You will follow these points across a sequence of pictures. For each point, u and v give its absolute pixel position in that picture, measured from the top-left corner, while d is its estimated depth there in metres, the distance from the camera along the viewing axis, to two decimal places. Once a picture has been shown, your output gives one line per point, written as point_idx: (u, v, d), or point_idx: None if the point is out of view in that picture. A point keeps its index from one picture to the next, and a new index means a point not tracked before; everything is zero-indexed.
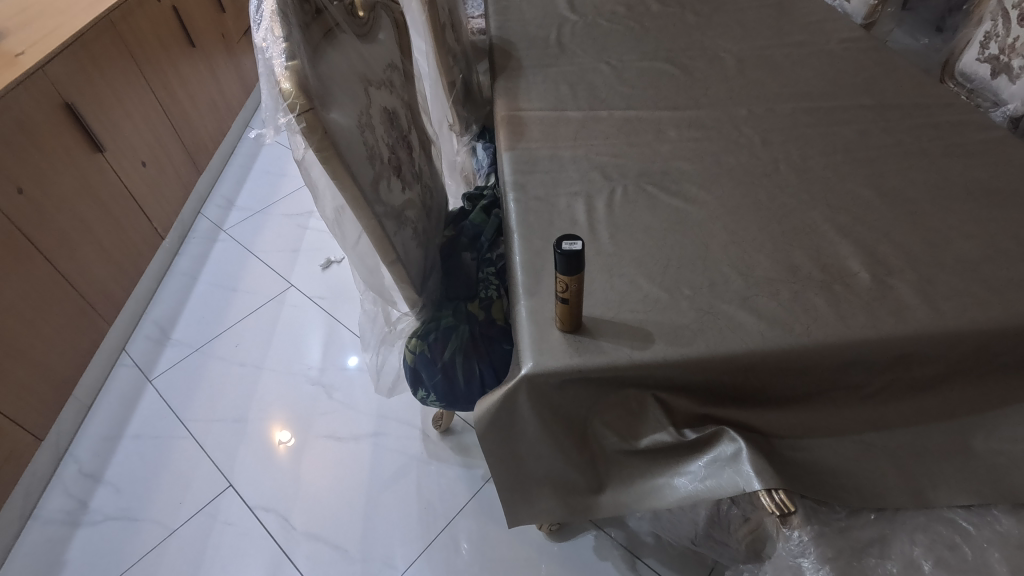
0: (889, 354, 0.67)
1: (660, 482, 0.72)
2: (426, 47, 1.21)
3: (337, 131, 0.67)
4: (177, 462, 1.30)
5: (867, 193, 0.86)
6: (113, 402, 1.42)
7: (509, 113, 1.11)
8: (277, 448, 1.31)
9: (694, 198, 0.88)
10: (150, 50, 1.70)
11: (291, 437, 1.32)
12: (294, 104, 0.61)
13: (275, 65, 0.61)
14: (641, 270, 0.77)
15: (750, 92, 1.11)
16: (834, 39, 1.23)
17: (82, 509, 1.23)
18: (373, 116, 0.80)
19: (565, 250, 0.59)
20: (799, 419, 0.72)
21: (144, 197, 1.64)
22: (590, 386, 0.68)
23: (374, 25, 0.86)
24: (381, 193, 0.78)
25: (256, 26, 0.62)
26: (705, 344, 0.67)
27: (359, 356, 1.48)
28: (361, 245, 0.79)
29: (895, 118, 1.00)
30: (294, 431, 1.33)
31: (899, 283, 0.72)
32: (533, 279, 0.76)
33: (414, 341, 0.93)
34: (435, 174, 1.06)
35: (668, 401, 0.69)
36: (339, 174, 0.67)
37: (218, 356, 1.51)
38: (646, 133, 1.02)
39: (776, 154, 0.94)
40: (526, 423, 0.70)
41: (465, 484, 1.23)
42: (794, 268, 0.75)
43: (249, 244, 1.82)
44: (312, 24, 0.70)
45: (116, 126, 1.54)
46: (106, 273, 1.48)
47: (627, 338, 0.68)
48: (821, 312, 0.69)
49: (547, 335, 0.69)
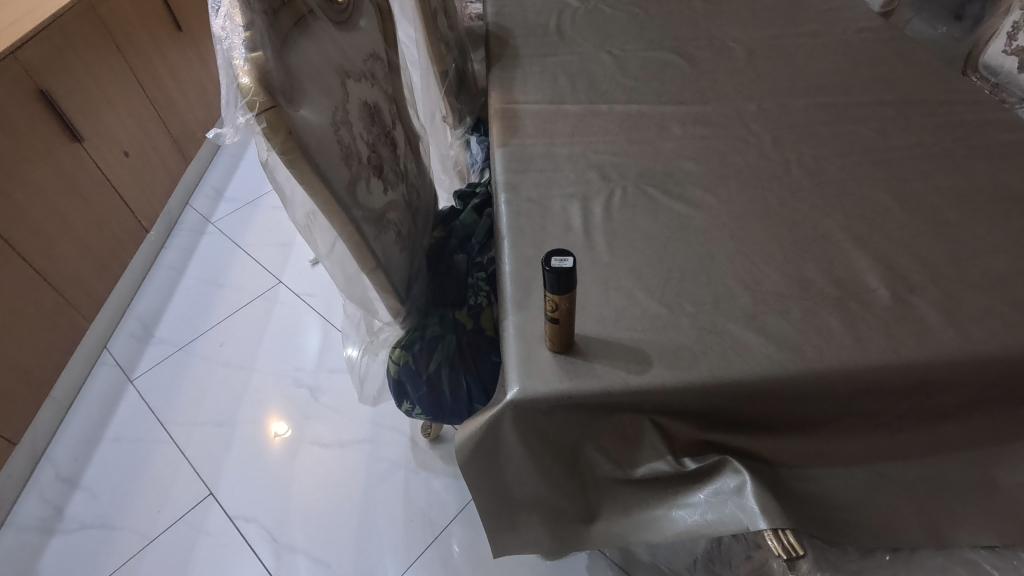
0: (908, 382, 0.61)
1: (657, 514, 0.67)
2: (416, 33, 1.14)
3: (306, 130, 0.61)
4: (158, 466, 1.26)
5: (886, 199, 0.79)
6: (93, 402, 1.38)
7: (504, 106, 1.05)
8: (272, 440, 1.28)
9: (698, 202, 0.81)
10: (134, 35, 1.63)
11: (287, 429, 1.30)
12: (253, 102, 0.54)
13: (235, 57, 0.55)
14: (639, 282, 0.71)
15: (760, 85, 1.04)
16: (851, 29, 1.16)
17: (58, 517, 1.18)
18: (350, 111, 0.73)
19: (555, 268, 0.54)
20: (807, 446, 0.67)
21: (127, 189, 1.58)
22: (580, 412, 0.63)
23: (355, 11, 0.79)
24: (359, 196, 0.71)
25: (215, 11, 0.57)
26: (708, 368, 0.61)
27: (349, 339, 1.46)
28: (337, 253, 0.73)
29: (917, 116, 0.93)
30: (291, 423, 1.31)
31: (921, 301, 0.66)
32: (522, 291, 0.71)
33: (398, 351, 0.87)
34: (424, 173, 1.00)
35: (667, 427, 0.64)
36: (308, 178, 0.60)
37: (202, 355, 1.46)
38: (649, 130, 0.95)
39: (788, 155, 0.88)
40: (513, 451, 0.65)
41: (454, 494, 1.18)
42: (805, 283, 0.69)
43: (237, 238, 1.76)
44: (281, 11, 0.63)
45: (96, 113, 1.47)
46: (87, 268, 1.43)
47: (623, 359, 0.63)
48: (836, 334, 0.63)
49: (536, 357, 0.64)
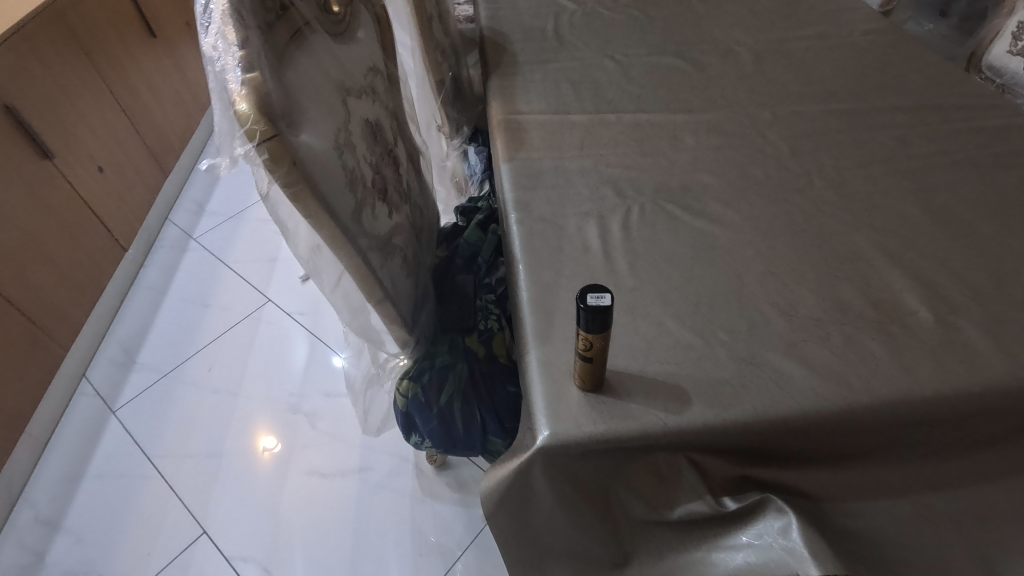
0: (961, 412, 0.58)
1: (694, 558, 0.62)
2: (411, 41, 1.09)
3: (310, 158, 0.55)
4: (145, 505, 1.18)
5: (914, 211, 0.76)
6: (73, 436, 1.30)
7: (506, 117, 1.00)
8: (261, 455, 1.24)
9: (721, 218, 0.77)
10: (105, 43, 1.54)
11: (276, 443, 1.26)
12: (253, 131, 0.49)
13: (230, 81, 0.49)
14: (668, 309, 0.67)
15: (772, 91, 1.00)
16: (857, 31, 1.13)
17: (38, 563, 1.11)
18: (353, 132, 0.68)
19: (592, 306, 0.49)
20: (849, 479, 0.62)
21: (102, 206, 1.50)
22: (614, 456, 0.58)
23: (352, 21, 0.73)
24: (365, 224, 0.66)
25: (204, 30, 0.51)
26: (749, 404, 0.58)
27: (342, 360, 1.40)
28: (343, 286, 0.67)
29: (936, 122, 0.90)
30: (281, 437, 1.27)
31: (966, 323, 0.63)
32: (544, 322, 0.66)
33: (405, 383, 0.82)
34: (426, 190, 0.94)
35: (704, 464, 0.60)
36: (313, 212, 0.55)
37: (189, 382, 1.39)
38: (661, 141, 0.91)
39: (808, 166, 0.84)
40: (543, 498, 0.61)
41: (464, 525, 1.13)
42: (842, 306, 0.65)
43: (222, 254, 1.69)
44: (276, 24, 0.58)
45: (67, 128, 1.39)
46: (61, 292, 1.35)
47: (658, 397, 0.59)
48: (881, 363, 0.60)
49: (565, 396, 0.59)
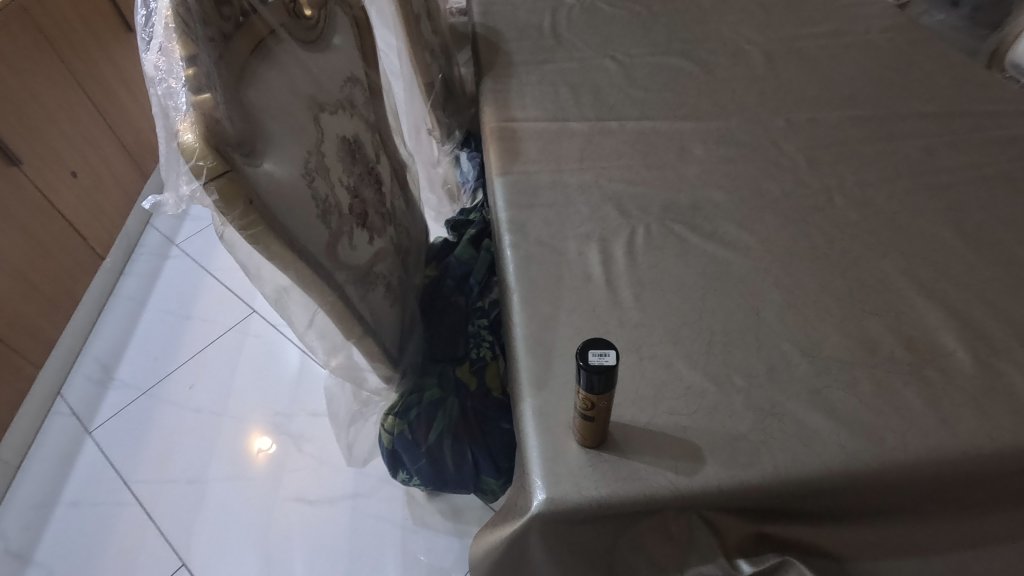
0: (1010, 470, 0.52)
1: None
2: (397, 41, 1.01)
3: (273, 191, 0.49)
4: (122, 536, 1.12)
5: (946, 234, 0.70)
6: (45, 461, 1.24)
7: (500, 125, 0.92)
8: (256, 455, 1.22)
9: (734, 242, 0.71)
10: (77, 40, 1.46)
11: (271, 444, 1.23)
12: (199, 167, 0.42)
13: (176, 105, 0.43)
14: (678, 350, 0.60)
15: (786, 95, 0.93)
16: (875, 28, 1.05)
17: None
18: (327, 153, 0.61)
19: (593, 366, 0.43)
20: (876, 536, 0.54)
21: (76, 214, 1.43)
22: (619, 522, 0.52)
23: (327, 28, 0.66)
24: (341, 256, 0.59)
25: (146, 45, 0.44)
26: (770, 463, 0.52)
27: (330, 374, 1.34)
28: (317, 324, 0.61)
29: (965, 131, 0.83)
30: (276, 438, 1.24)
31: (1009, 366, 0.57)
32: (542, 365, 0.60)
33: (391, 420, 0.77)
34: (413, 207, 0.88)
35: (719, 523, 0.53)
36: (276, 253, 0.49)
37: (169, 400, 1.32)
38: (668, 152, 0.84)
39: (827, 181, 0.78)
40: (540, 563, 0.54)
41: (456, 557, 1.07)
42: (871, 347, 0.59)
43: (205, 261, 1.62)
44: (235, 35, 0.51)
45: (37, 132, 1.31)
46: (31, 307, 1.28)
47: (668, 455, 0.53)
48: (917, 414, 0.54)
49: (565, 454, 0.53)
